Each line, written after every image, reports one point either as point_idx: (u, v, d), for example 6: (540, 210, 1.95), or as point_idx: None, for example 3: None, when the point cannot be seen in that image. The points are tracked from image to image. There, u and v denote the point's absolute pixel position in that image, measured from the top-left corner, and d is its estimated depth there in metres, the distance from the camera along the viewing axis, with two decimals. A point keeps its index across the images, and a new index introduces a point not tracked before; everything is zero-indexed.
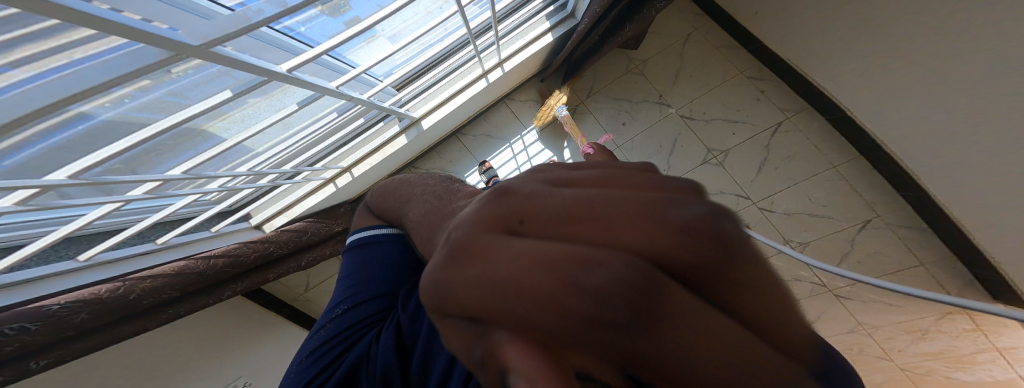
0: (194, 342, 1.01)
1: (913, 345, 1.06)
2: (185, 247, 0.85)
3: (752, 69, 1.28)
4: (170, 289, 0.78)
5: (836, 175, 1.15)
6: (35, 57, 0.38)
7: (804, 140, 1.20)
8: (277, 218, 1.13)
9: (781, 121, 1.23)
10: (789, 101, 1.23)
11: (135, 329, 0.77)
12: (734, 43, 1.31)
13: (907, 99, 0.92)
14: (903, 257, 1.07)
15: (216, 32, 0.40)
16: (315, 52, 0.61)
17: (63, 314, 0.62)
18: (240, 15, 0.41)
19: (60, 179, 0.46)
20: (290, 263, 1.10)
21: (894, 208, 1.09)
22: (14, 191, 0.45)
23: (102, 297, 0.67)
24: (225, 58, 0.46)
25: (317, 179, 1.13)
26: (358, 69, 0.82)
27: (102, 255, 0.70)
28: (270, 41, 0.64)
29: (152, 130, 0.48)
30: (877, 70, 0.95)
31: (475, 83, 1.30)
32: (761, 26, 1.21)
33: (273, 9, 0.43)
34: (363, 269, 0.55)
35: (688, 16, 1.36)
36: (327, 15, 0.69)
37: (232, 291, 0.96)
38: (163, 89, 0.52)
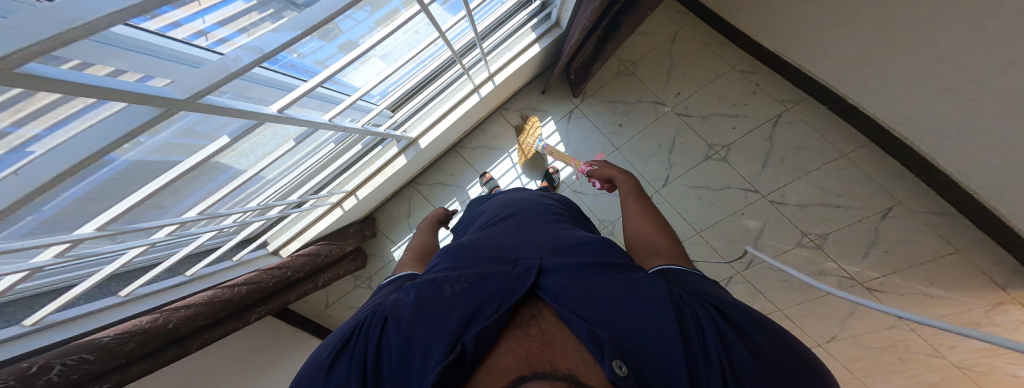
0: (237, 358, 1.13)
1: (965, 339, 0.97)
2: (208, 279, 0.95)
3: (743, 63, 1.26)
4: (202, 316, 0.87)
5: (846, 164, 1.11)
6: (41, 112, 0.36)
7: (807, 131, 1.16)
8: (290, 242, 1.24)
9: (780, 113, 1.19)
10: (785, 91, 1.20)
11: (178, 354, 0.85)
12: (721, 39, 1.29)
13: (914, 84, 0.84)
14: (936, 245, 1.00)
15: (200, 83, 0.41)
16: (304, 89, 0.68)
17: (113, 345, 0.68)
18: (219, 63, 0.41)
19: (89, 231, 0.52)
20: (308, 285, 1.27)
21: (918, 194, 1.04)
22: (50, 247, 0.51)
23: (144, 327, 0.74)
24: (212, 108, 0.50)
25: (325, 204, 1.23)
26: (355, 95, 0.88)
27: (139, 289, 0.79)
28: (264, 80, 0.70)
29: (166, 180, 0.54)
30: (876, 56, 0.87)
31: (469, 97, 1.35)
32: (743, 19, 1.16)
33: (250, 56, 0.42)
34: (386, 282, 0.58)
35: (672, 14, 1.32)
36: (327, 42, 0.74)
37: (259, 313, 1.09)
38: (175, 132, 0.53)
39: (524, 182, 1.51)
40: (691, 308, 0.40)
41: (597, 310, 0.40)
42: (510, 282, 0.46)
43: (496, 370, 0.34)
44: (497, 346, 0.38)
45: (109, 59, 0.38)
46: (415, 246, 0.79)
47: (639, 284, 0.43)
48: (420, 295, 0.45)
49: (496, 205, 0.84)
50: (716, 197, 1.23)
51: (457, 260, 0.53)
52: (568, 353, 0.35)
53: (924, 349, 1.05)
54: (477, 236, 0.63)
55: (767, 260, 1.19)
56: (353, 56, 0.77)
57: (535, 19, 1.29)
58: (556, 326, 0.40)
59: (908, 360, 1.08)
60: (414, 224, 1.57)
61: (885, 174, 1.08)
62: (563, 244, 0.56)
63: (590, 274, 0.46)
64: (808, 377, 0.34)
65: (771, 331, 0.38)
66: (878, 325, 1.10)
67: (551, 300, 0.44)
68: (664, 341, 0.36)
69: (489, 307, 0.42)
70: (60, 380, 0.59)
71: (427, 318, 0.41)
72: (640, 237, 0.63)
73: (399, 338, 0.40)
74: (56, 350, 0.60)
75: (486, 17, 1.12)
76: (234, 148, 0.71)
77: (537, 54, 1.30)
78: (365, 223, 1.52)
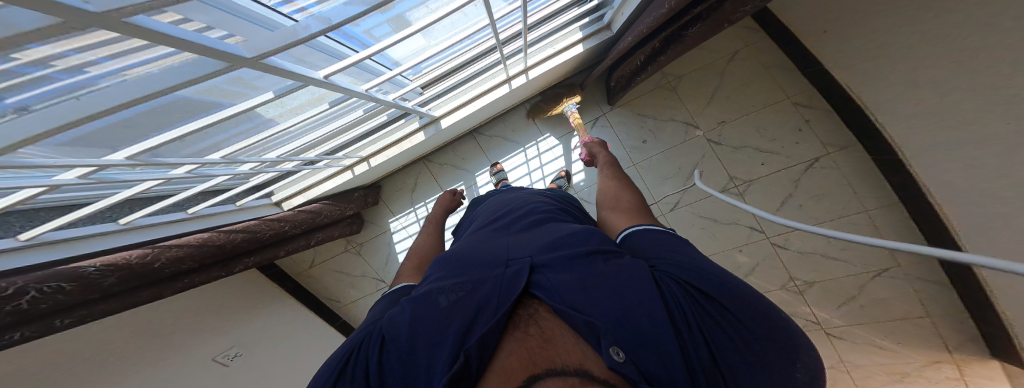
0: (204, 306, 1.03)
1: (890, 385, 1.16)
2: (207, 219, 0.85)
3: (800, 95, 1.31)
4: (190, 260, 0.77)
5: (864, 219, 1.21)
6: (105, 42, 0.34)
7: (841, 178, 1.25)
8: (295, 197, 1.15)
9: (820, 156, 1.27)
10: (834, 135, 1.26)
11: (152, 296, 0.76)
12: (789, 63, 1.33)
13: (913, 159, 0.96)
14: (911, 307, 1.14)
15: (266, 45, 0.42)
16: (353, 60, 0.63)
17: (97, 277, 0.58)
18: (290, 30, 0.43)
19: (118, 159, 0.44)
20: (300, 242, 1.18)
21: (917, 259, 1.15)
22: (75, 167, 0.42)
23: (132, 262, 0.64)
24: (269, 68, 0.47)
25: (338, 166, 1.15)
26: (393, 72, 0.83)
27: (140, 219, 0.68)
28: (322, 47, 0.69)
29: (203, 123, 0.49)
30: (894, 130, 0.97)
31: (499, 88, 1.31)
32: (812, 46, 1.15)
33: (320, 26, 0.44)
34: (382, 297, 0.56)
35: (741, 31, 1.38)
36: (381, 13, 0.69)
37: (243, 266, 1.00)
38: (223, 79, 0.48)
39: (533, 181, 1.52)
40: (668, 288, 0.36)
41: (586, 302, 0.36)
42: (503, 284, 0.43)
43: (500, 375, 0.30)
44: (499, 349, 0.34)
45: (191, 13, 0.39)
46: (413, 252, 0.74)
47: (625, 270, 0.39)
48: (415, 308, 0.41)
49: (489, 209, 0.83)
50: (718, 229, 1.34)
51: (448, 270, 0.50)
52: (566, 349, 0.31)
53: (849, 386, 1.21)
54: (466, 244, 0.60)
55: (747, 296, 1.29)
56: (397, 40, 0.68)
57: (587, 18, 1.26)
58: (553, 323, 0.36)
59: None
60: (415, 200, 1.50)
61: (896, 234, 1.17)
62: (553, 238, 0.52)
63: (581, 265, 0.42)
64: (778, 338, 0.32)
65: (748, 298, 0.35)
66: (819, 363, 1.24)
67: (544, 296, 0.40)
68: (652, 327, 0.32)
69: (487, 311, 0.39)
70: (28, 308, 0.49)
71: (427, 330, 0.38)
72: (607, 193, 0.70)
73: (399, 358, 0.36)
74: (35, 273, 0.50)
75: (537, 11, 1.10)
76: (275, 104, 0.65)
77: (577, 55, 1.28)
78: (370, 190, 1.44)
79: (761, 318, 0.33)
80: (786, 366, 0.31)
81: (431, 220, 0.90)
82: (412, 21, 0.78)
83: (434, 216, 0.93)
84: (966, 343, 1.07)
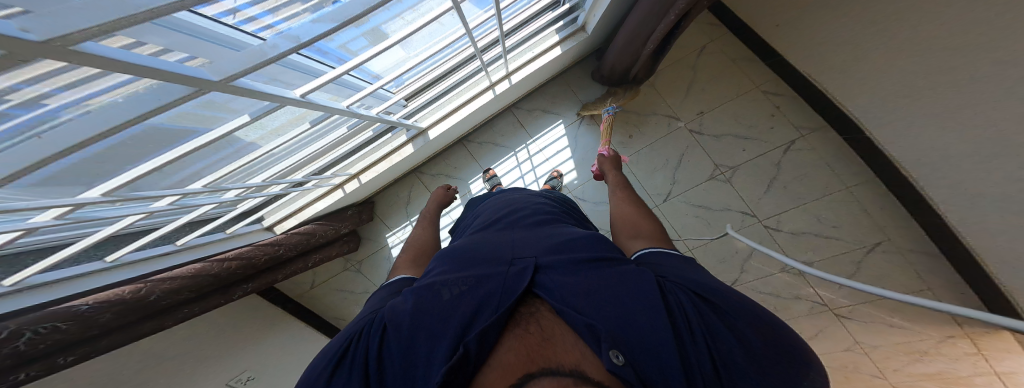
0: (213, 334, 1.05)
1: (909, 365, 1.05)
2: (197, 249, 0.88)
3: (769, 83, 1.33)
4: (186, 290, 0.80)
5: (847, 197, 1.20)
6: (59, 71, 0.32)
7: (817, 158, 1.24)
8: (287, 220, 1.18)
9: (795, 139, 1.27)
10: (806, 118, 1.28)
11: (154, 328, 0.78)
12: (751, 56, 1.36)
13: (913, 124, 0.93)
14: (910, 281, 1.10)
15: (235, 68, 0.37)
16: (331, 77, 0.60)
17: (91, 314, 0.61)
18: (257, 49, 0.38)
19: (93, 197, 0.45)
20: (298, 265, 1.22)
21: (906, 231, 1.13)
22: (48, 208, 0.44)
23: (126, 297, 0.67)
24: (240, 90, 0.45)
25: (328, 185, 1.17)
26: (376, 85, 0.81)
27: (128, 255, 0.71)
28: (294, 65, 0.64)
29: (179, 154, 0.47)
30: (897, 95, 0.93)
31: (483, 94, 1.30)
32: (781, 41, 1.22)
33: (288, 45, 0.39)
34: (381, 287, 0.57)
35: (706, 27, 1.41)
36: (355, 27, 0.65)
37: (243, 291, 1.02)
38: (194, 104, 0.46)
39: (526, 183, 1.51)
40: (676, 298, 0.38)
41: (589, 302, 0.39)
42: (506, 282, 0.45)
43: (496, 372, 0.33)
44: (498, 346, 0.36)
45: (143, 36, 0.34)
46: (409, 243, 0.76)
47: (631, 276, 0.42)
48: (419, 299, 0.43)
49: (491, 207, 0.83)
50: (710, 216, 1.31)
51: (452, 264, 0.51)
52: (567, 348, 0.33)
53: (869, 370, 1.12)
54: (471, 240, 0.61)
55: (751, 281, 1.29)
56: (383, 49, 0.69)
57: (560, 22, 1.26)
58: (554, 322, 0.39)
59: (853, 379, 1.14)
60: (413, 211, 1.52)
61: (880, 209, 1.17)
62: (558, 240, 0.55)
63: (585, 269, 0.45)
64: (788, 356, 0.33)
65: (754, 315, 0.37)
66: (833, 346, 1.21)
67: (547, 297, 0.42)
68: (652, 329, 0.35)
69: (487, 307, 0.40)
70: (25, 349, 0.52)
71: (428, 322, 0.39)
72: (624, 217, 0.67)
73: (399, 347, 0.38)
74: (31, 315, 0.53)
75: (514, 16, 1.08)
76: (257, 125, 0.62)
77: (556, 58, 1.28)
78: (364, 206, 1.46)
79: (766, 334, 0.35)
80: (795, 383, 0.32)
81: (427, 212, 0.92)
82: (390, 33, 0.75)
83: (431, 210, 0.95)
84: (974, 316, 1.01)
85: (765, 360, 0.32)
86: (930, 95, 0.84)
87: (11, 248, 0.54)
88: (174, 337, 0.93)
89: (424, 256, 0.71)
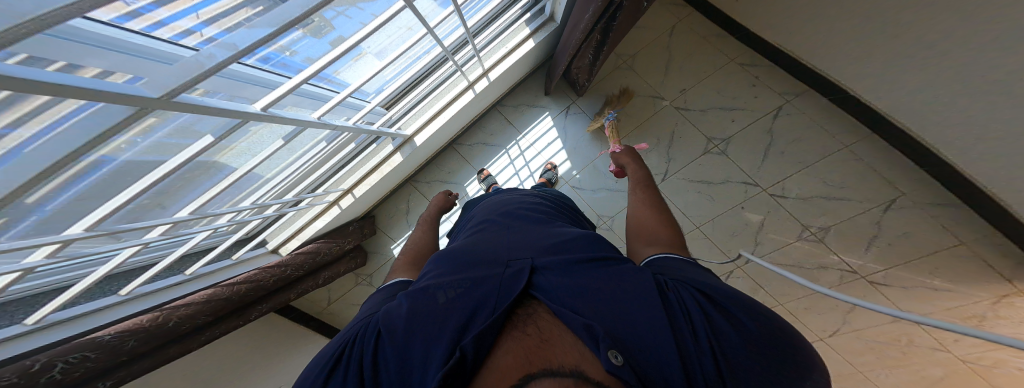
0: (246, 355, 1.13)
1: (970, 334, 0.99)
2: (209, 277, 0.95)
3: (743, 56, 1.27)
4: (201, 314, 0.86)
5: (849, 155, 1.13)
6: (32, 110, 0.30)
7: (807, 121, 1.18)
8: (289, 241, 1.25)
9: (781, 105, 1.21)
10: (784, 84, 1.22)
11: (181, 351, 0.82)
12: (719, 31, 1.30)
13: (921, 68, 0.83)
14: (940, 237, 1.02)
15: (172, 81, 0.32)
16: (290, 86, 0.56)
17: (116, 342, 0.67)
18: (192, 60, 0.33)
19: (77, 232, 0.49)
20: (309, 283, 1.27)
21: (920, 183, 1.05)
22: (40, 247, 0.49)
23: (144, 325, 0.73)
24: (193, 106, 0.40)
25: (322, 203, 1.21)
26: (345, 92, 0.77)
27: (140, 288, 0.79)
28: (243, 77, 0.56)
29: (149, 181, 0.49)
30: (897, 34, 0.83)
31: (463, 94, 1.29)
32: (741, 9, 1.20)
33: (226, 53, 0.33)
34: (377, 291, 0.57)
35: (670, 6, 1.34)
36: (311, 35, 0.61)
37: (258, 312, 1.07)
38: (161, 132, 0.47)
39: (522, 179, 1.50)
40: (677, 293, 0.39)
41: (588, 303, 0.38)
42: (502, 284, 0.43)
43: (495, 374, 0.32)
44: (495, 349, 0.35)
45: (55, 53, 0.29)
46: (407, 249, 0.75)
47: (628, 277, 0.41)
48: (413, 302, 0.41)
49: (485, 210, 0.81)
50: (714, 191, 1.24)
51: (446, 266, 0.50)
52: (565, 351, 0.32)
53: (928, 343, 1.05)
54: (467, 242, 0.60)
55: (769, 253, 1.18)
56: (339, 54, 0.63)
57: (530, 13, 1.23)
58: (553, 324, 0.38)
59: (911, 354, 1.08)
60: (412, 221, 1.57)
61: (887, 166, 1.09)
62: (554, 241, 0.53)
63: (581, 270, 0.44)
64: (787, 350, 0.34)
65: (760, 314, 0.36)
66: (879, 319, 1.10)
67: (545, 298, 0.41)
68: (653, 332, 0.34)
69: (484, 310, 0.39)
70: (63, 378, 0.58)
71: (423, 326, 0.38)
72: (641, 226, 0.61)
73: (395, 353, 0.36)
74: (55, 349, 0.59)
75: (477, 14, 1.06)
76: (230, 149, 0.65)
77: (531, 50, 1.25)
78: (365, 220, 1.53)
79: (772, 336, 0.34)
80: (796, 380, 0.33)
81: (427, 218, 0.92)
82: (371, 47, 0.79)
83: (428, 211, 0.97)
84: (1019, 268, 0.93)
85: (770, 362, 0.33)
86: (945, 29, 0.75)
87: (17, 292, 0.62)
88: (212, 354, 1.02)
89: (421, 258, 0.72)
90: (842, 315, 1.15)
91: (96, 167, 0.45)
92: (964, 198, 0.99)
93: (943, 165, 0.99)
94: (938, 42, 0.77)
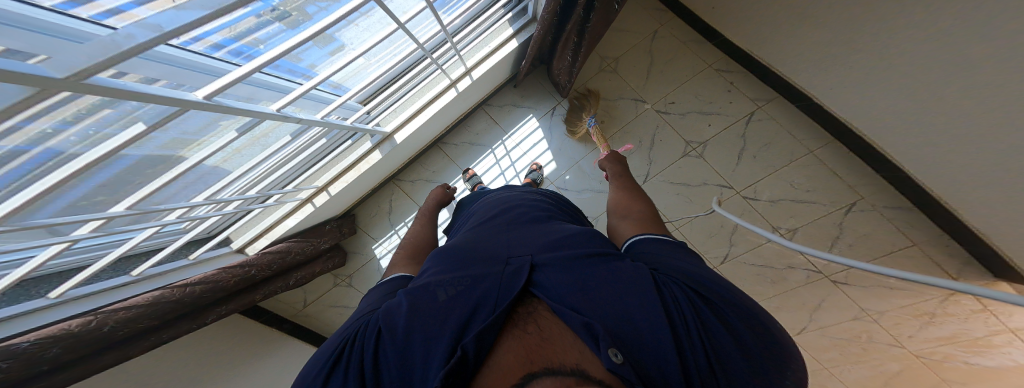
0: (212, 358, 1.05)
1: (923, 329, 1.05)
2: (158, 279, 0.86)
3: (720, 62, 1.32)
4: (146, 318, 0.77)
5: (814, 160, 1.19)
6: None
7: (778, 128, 1.23)
8: (257, 240, 1.18)
9: (754, 110, 1.26)
10: (759, 91, 1.27)
11: (117, 358, 0.73)
12: (698, 37, 1.34)
13: (879, 79, 0.90)
14: (895, 238, 1.08)
15: (79, 61, 0.26)
16: (241, 73, 0.49)
17: (32, 352, 0.57)
18: (105, 40, 0.27)
19: None
20: (278, 284, 1.20)
21: (876, 188, 1.12)
22: None
23: (72, 331, 0.64)
24: (116, 92, 0.34)
25: (294, 199, 1.15)
26: (312, 82, 0.68)
27: (72, 290, 0.70)
28: (192, 65, 0.50)
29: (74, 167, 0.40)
30: (859, 45, 0.89)
31: (446, 92, 1.27)
32: (718, 19, 1.25)
33: (147, 35, 0.28)
34: (375, 287, 0.53)
35: (653, 12, 1.37)
36: (290, 29, 0.58)
37: (215, 315, 0.97)
38: (109, 120, 0.45)
39: (508, 179, 1.48)
40: (670, 291, 0.37)
41: (586, 300, 0.37)
42: (502, 282, 0.41)
43: (495, 374, 0.30)
44: (496, 348, 0.33)
45: None
46: (406, 242, 0.73)
47: (627, 273, 0.40)
48: (413, 301, 0.39)
49: (484, 207, 0.78)
50: (692, 193, 1.28)
51: (447, 264, 0.47)
52: (566, 350, 0.31)
53: (884, 339, 1.11)
54: (467, 239, 0.57)
55: (742, 253, 1.25)
56: (307, 38, 0.54)
57: (513, 12, 1.23)
58: (553, 323, 0.36)
59: (870, 350, 1.13)
60: (394, 221, 1.53)
61: (847, 170, 1.16)
62: (553, 237, 0.51)
63: (579, 266, 0.42)
64: (773, 348, 0.35)
65: (747, 313, 0.37)
66: (842, 316, 1.16)
67: (544, 296, 0.39)
68: (653, 330, 0.33)
69: (484, 308, 0.37)
70: None
71: (424, 324, 0.35)
72: (618, 203, 0.69)
73: (395, 351, 0.34)
74: None
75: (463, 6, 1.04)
76: (201, 143, 0.63)
77: (514, 49, 1.26)
78: (345, 220, 1.49)
79: (760, 339, 0.35)
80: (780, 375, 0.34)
81: (427, 210, 0.90)
82: (347, 40, 0.74)
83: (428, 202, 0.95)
84: (965, 267, 1.01)
85: (761, 360, 0.33)
86: (898, 41, 0.81)
87: None
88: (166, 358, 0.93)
89: (422, 254, 0.68)
90: (809, 313, 1.20)
91: (33, 159, 0.41)
92: (914, 202, 1.07)
93: (892, 165, 1.05)
94: (893, 56, 0.84)
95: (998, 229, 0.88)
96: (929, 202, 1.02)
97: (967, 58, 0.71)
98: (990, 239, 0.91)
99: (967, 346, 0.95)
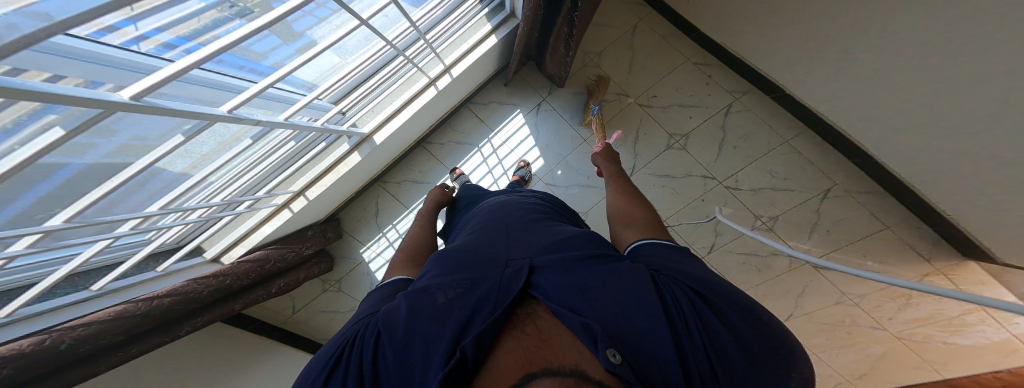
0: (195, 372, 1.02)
1: (903, 311, 1.09)
2: (122, 294, 0.83)
3: (697, 55, 1.32)
4: (108, 334, 0.71)
5: (788, 149, 1.20)
6: None
7: (755, 118, 1.24)
8: (233, 249, 1.15)
9: (731, 102, 1.27)
10: (736, 82, 1.28)
11: (85, 376, 0.69)
12: (676, 30, 1.34)
13: (854, 69, 0.91)
14: (870, 223, 1.11)
15: None
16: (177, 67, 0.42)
17: None
18: None
19: None
20: (260, 292, 1.16)
21: (850, 175, 1.14)
22: None
23: (23, 351, 0.58)
24: (38, 95, 0.30)
25: (269, 205, 1.13)
26: (267, 81, 0.62)
27: (25, 308, 0.66)
28: (121, 63, 0.44)
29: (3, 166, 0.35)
30: (834, 35, 0.90)
31: (425, 91, 1.24)
32: (694, 12, 1.25)
33: (35, 24, 0.23)
34: (375, 289, 0.52)
35: (630, 6, 1.37)
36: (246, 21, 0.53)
37: (189, 327, 0.92)
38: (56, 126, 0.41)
39: (496, 178, 1.47)
40: (671, 293, 0.36)
41: (587, 300, 0.36)
42: (502, 283, 0.40)
43: (494, 377, 0.29)
44: (495, 349, 0.32)
45: None
46: (406, 243, 0.71)
47: (629, 273, 0.39)
48: (414, 302, 0.38)
49: (484, 208, 0.77)
50: (677, 185, 1.28)
51: (446, 265, 0.46)
52: (565, 350, 0.30)
53: (867, 322, 1.14)
54: (468, 239, 0.56)
55: (728, 243, 1.26)
56: (260, 25, 0.48)
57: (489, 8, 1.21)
58: (553, 324, 0.35)
59: (855, 333, 1.16)
60: (381, 224, 1.51)
61: (820, 158, 1.18)
62: (554, 238, 0.50)
63: (580, 266, 0.41)
64: (778, 351, 0.33)
65: (751, 316, 0.35)
66: (825, 301, 1.19)
67: (544, 297, 0.38)
68: (653, 328, 0.32)
69: (484, 310, 0.36)
70: None
71: (423, 325, 0.35)
72: (619, 208, 0.67)
73: (395, 354, 0.33)
74: None
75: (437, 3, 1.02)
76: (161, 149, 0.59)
77: (494, 45, 1.24)
78: (329, 224, 1.46)
79: (764, 342, 0.33)
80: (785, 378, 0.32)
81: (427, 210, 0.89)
82: (318, 40, 0.72)
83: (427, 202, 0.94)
84: (935, 249, 1.04)
85: (762, 364, 0.32)
86: (871, 30, 0.81)
87: None
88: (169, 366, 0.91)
89: (422, 255, 0.67)
90: (794, 300, 1.21)
91: None
92: (885, 187, 1.09)
93: (862, 150, 1.07)
94: (866, 45, 0.84)
95: (968, 212, 0.90)
96: (900, 187, 1.05)
97: (939, 45, 0.71)
98: (959, 221, 0.94)
99: (943, 327, 1.02)
